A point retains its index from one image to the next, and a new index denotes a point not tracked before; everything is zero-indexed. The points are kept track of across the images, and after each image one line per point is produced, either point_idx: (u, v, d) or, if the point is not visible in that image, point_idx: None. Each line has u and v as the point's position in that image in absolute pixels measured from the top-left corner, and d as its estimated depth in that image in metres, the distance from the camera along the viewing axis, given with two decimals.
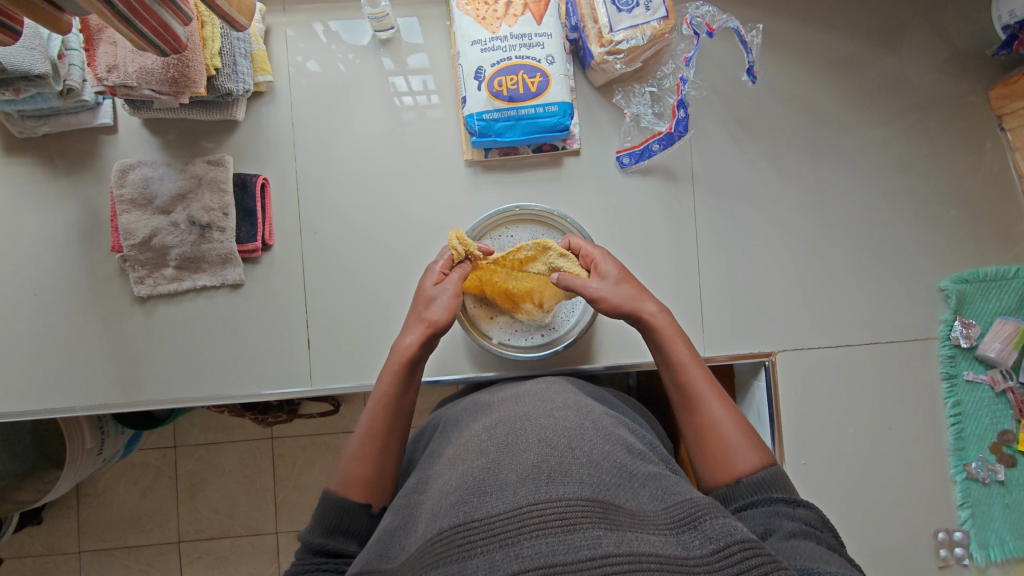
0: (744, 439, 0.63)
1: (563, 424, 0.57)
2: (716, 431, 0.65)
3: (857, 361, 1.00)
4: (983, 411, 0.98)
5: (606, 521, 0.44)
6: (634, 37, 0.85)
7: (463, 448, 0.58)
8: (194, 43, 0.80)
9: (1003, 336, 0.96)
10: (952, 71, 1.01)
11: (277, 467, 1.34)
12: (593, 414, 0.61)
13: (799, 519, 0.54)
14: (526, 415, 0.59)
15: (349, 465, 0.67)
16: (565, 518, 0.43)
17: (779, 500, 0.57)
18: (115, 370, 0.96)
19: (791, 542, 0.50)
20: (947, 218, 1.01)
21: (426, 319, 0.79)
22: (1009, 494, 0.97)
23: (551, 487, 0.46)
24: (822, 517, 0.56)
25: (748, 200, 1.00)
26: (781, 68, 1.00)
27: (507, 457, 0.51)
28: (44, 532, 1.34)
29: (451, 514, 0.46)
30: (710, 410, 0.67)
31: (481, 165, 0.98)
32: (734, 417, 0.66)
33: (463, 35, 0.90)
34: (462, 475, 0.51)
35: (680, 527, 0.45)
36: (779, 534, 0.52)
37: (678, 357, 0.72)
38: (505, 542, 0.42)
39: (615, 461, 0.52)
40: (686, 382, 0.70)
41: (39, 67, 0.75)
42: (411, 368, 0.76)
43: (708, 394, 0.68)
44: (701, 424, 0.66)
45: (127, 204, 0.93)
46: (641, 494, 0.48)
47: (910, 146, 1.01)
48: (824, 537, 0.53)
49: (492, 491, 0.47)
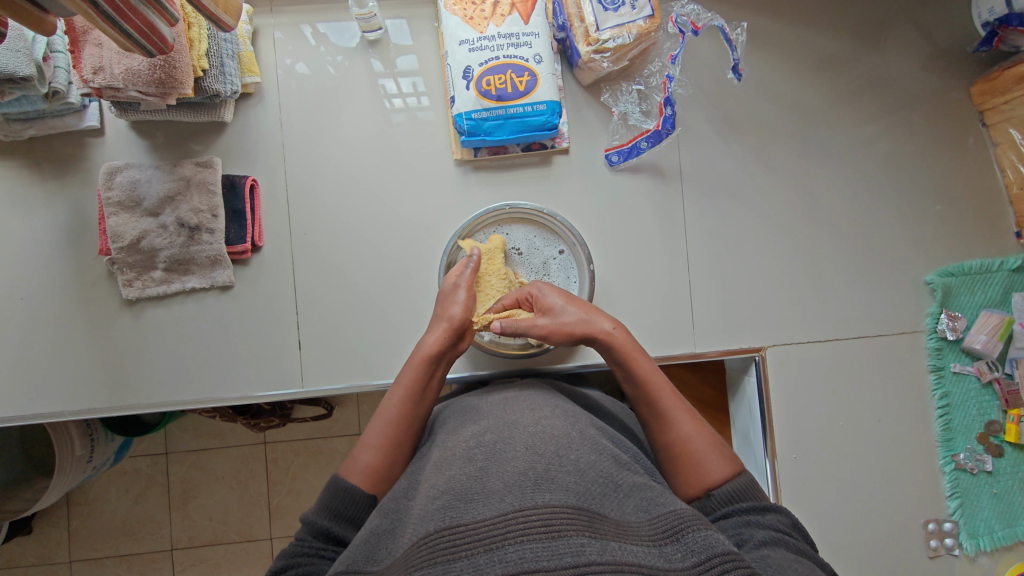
0: (713, 453, 0.65)
1: (550, 432, 0.57)
2: (686, 449, 0.65)
3: (846, 355, 1.00)
4: (971, 402, 0.99)
5: (591, 529, 0.44)
6: (620, 36, 0.86)
7: (450, 454, 0.58)
8: (180, 44, 0.80)
9: (988, 328, 0.97)
10: (934, 68, 1.02)
11: (270, 472, 1.33)
12: (580, 424, 0.62)
13: (770, 526, 0.56)
14: (515, 423, 0.60)
15: (361, 452, 0.68)
16: (550, 525, 0.43)
17: (750, 509, 0.59)
18: (104, 376, 0.96)
19: (765, 552, 0.53)
20: (933, 213, 1.03)
21: (447, 316, 0.80)
22: (997, 484, 0.98)
23: (537, 493, 0.46)
24: (792, 520, 0.59)
25: (736, 197, 1.01)
26: (766, 66, 1.01)
27: (494, 464, 0.52)
28: (34, 542, 1.32)
29: (437, 518, 0.46)
30: (680, 426, 0.67)
31: (471, 164, 0.99)
32: (703, 432, 0.67)
33: (451, 35, 0.90)
34: (449, 480, 0.52)
35: (663, 539, 0.46)
36: (751, 544, 0.55)
37: (641, 373, 0.72)
38: (490, 546, 0.43)
39: (601, 471, 0.52)
40: (653, 400, 0.69)
41: (24, 69, 0.75)
42: (431, 365, 0.76)
43: (675, 409, 0.68)
44: (671, 442, 0.66)
45: (115, 207, 0.92)
46: (626, 505, 0.49)
47: (894, 141, 1.02)
48: (795, 541, 0.55)
49: (479, 497, 0.47)
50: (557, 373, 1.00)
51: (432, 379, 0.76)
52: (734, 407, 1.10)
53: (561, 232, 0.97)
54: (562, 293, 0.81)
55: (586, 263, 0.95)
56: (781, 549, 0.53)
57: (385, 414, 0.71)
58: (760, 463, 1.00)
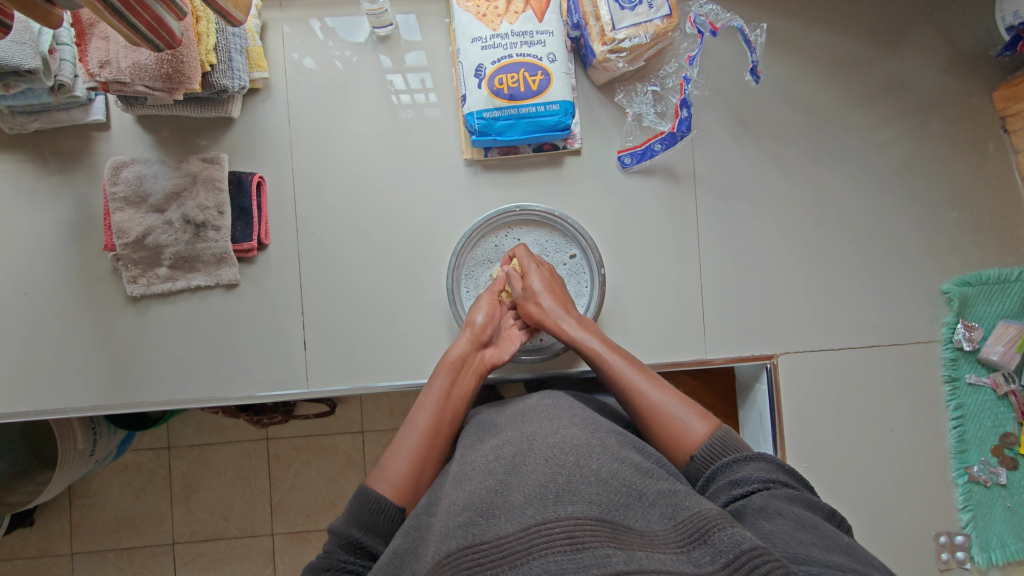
0: (687, 410, 0.67)
1: (569, 443, 0.56)
2: (658, 414, 0.68)
3: (859, 364, 0.99)
4: (985, 414, 0.97)
5: (616, 539, 0.43)
6: (636, 35, 0.84)
7: (470, 469, 0.57)
8: (189, 38, 0.78)
9: (1005, 339, 0.95)
10: (955, 72, 1.00)
11: (272, 468, 1.32)
12: (600, 433, 0.61)
13: (758, 486, 0.56)
14: (533, 435, 0.59)
15: (390, 463, 0.68)
16: (574, 537, 0.43)
17: (734, 464, 0.59)
18: (107, 372, 0.95)
19: (764, 523, 0.50)
20: (949, 220, 1.01)
21: (470, 324, 0.85)
22: (1010, 497, 0.96)
23: (559, 506, 0.45)
24: (775, 463, 0.60)
25: (750, 201, 0.99)
26: (784, 68, 0.99)
27: (515, 479, 0.51)
28: (36, 534, 1.32)
29: (460, 536, 0.46)
30: (647, 395, 0.70)
31: (481, 164, 0.97)
32: (669, 392, 0.70)
33: (463, 32, 0.89)
34: (470, 496, 0.51)
35: (690, 544, 0.44)
36: (752, 511, 0.53)
37: (591, 348, 0.78)
38: (515, 562, 0.42)
39: (624, 479, 0.51)
40: (616, 378, 0.73)
41: (30, 62, 0.73)
42: (455, 370, 0.80)
43: (638, 379, 0.72)
44: (644, 409, 0.69)
45: (120, 202, 0.91)
46: (651, 513, 0.48)
47: (913, 146, 1.00)
48: (784, 488, 0.56)
49: (500, 513, 0.47)
50: (567, 378, 0.99)
51: (456, 386, 0.79)
52: (744, 413, 1.08)
53: (572, 235, 0.94)
54: (542, 276, 0.86)
55: (597, 270, 0.92)
56: (780, 516, 0.51)
57: (415, 424, 0.72)
58: None
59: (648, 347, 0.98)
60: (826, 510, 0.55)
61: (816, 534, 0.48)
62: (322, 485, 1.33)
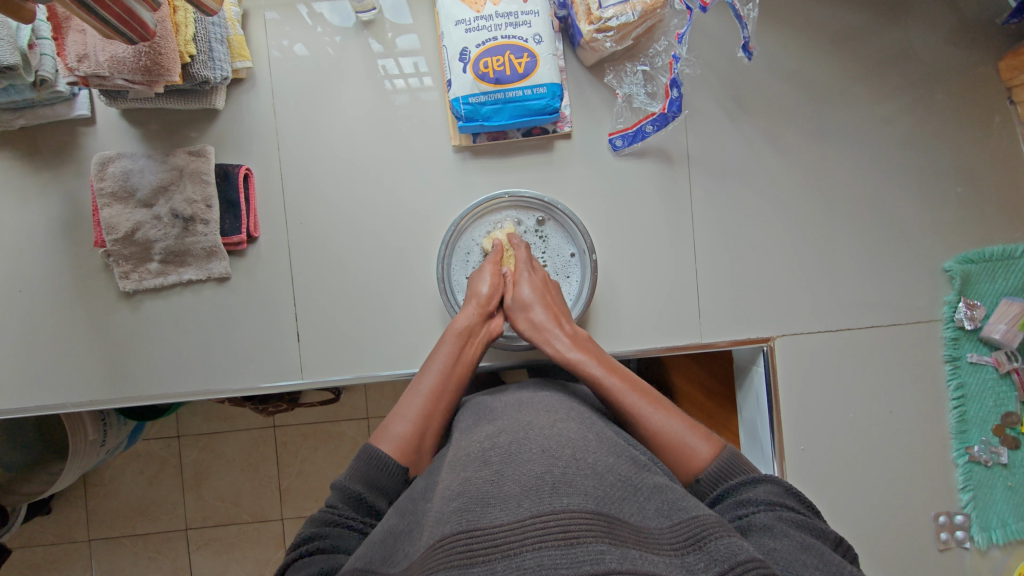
0: (690, 432, 0.65)
1: (566, 435, 0.56)
2: (663, 439, 0.65)
3: (857, 344, 0.97)
4: (987, 393, 0.96)
5: (611, 535, 0.43)
6: (624, 13, 0.82)
7: (465, 455, 0.56)
8: (165, 29, 0.77)
9: (1008, 318, 0.93)
10: (960, 41, 0.97)
11: (280, 455, 1.34)
12: (596, 426, 0.60)
13: (765, 506, 0.55)
14: (529, 425, 0.58)
15: (394, 423, 0.69)
16: (568, 531, 0.43)
17: (743, 482, 0.58)
18: (108, 365, 0.96)
19: (769, 541, 0.50)
20: (953, 195, 0.98)
21: (477, 295, 0.85)
22: (1012, 477, 0.95)
23: (554, 498, 0.45)
24: (785, 486, 0.58)
25: (745, 182, 0.97)
26: (780, 43, 0.96)
27: (510, 468, 0.50)
28: (54, 521, 1.35)
29: (454, 521, 0.45)
30: (650, 419, 0.66)
31: (470, 150, 0.96)
32: (672, 415, 0.67)
33: (447, 15, 0.87)
34: (464, 482, 0.51)
35: (684, 548, 0.44)
36: (755, 530, 0.52)
37: (590, 372, 0.74)
38: (508, 552, 0.42)
39: (620, 473, 0.51)
40: (615, 401, 0.70)
41: (8, 58, 0.72)
42: (462, 340, 0.80)
43: (642, 404, 0.68)
44: (647, 437, 0.66)
45: (108, 198, 0.91)
46: (646, 508, 0.48)
47: (915, 121, 0.97)
48: (790, 510, 0.54)
49: (495, 502, 0.46)
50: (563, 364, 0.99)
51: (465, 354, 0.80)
52: (740, 397, 1.06)
53: (574, 235, 0.93)
54: (534, 284, 0.85)
55: (590, 271, 0.91)
56: (785, 536, 0.50)
57: (418, 390, 0.73)
58: (766, 456, 0.98)
59: (643, 333, 0.97)
60: (833, 537, 0.54)
61: (820, 557, 0.47)
62: (329, 471, 1.35)
